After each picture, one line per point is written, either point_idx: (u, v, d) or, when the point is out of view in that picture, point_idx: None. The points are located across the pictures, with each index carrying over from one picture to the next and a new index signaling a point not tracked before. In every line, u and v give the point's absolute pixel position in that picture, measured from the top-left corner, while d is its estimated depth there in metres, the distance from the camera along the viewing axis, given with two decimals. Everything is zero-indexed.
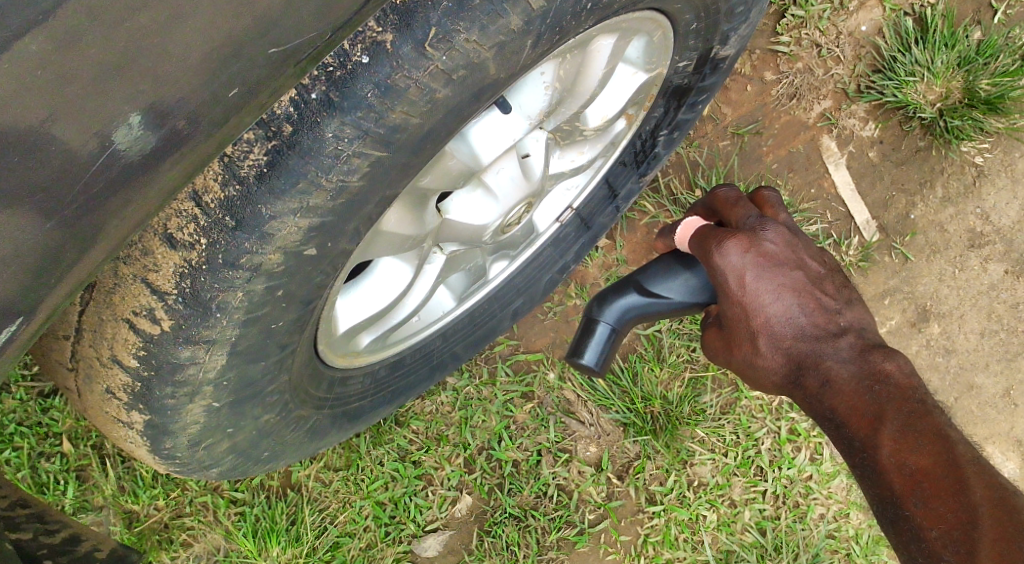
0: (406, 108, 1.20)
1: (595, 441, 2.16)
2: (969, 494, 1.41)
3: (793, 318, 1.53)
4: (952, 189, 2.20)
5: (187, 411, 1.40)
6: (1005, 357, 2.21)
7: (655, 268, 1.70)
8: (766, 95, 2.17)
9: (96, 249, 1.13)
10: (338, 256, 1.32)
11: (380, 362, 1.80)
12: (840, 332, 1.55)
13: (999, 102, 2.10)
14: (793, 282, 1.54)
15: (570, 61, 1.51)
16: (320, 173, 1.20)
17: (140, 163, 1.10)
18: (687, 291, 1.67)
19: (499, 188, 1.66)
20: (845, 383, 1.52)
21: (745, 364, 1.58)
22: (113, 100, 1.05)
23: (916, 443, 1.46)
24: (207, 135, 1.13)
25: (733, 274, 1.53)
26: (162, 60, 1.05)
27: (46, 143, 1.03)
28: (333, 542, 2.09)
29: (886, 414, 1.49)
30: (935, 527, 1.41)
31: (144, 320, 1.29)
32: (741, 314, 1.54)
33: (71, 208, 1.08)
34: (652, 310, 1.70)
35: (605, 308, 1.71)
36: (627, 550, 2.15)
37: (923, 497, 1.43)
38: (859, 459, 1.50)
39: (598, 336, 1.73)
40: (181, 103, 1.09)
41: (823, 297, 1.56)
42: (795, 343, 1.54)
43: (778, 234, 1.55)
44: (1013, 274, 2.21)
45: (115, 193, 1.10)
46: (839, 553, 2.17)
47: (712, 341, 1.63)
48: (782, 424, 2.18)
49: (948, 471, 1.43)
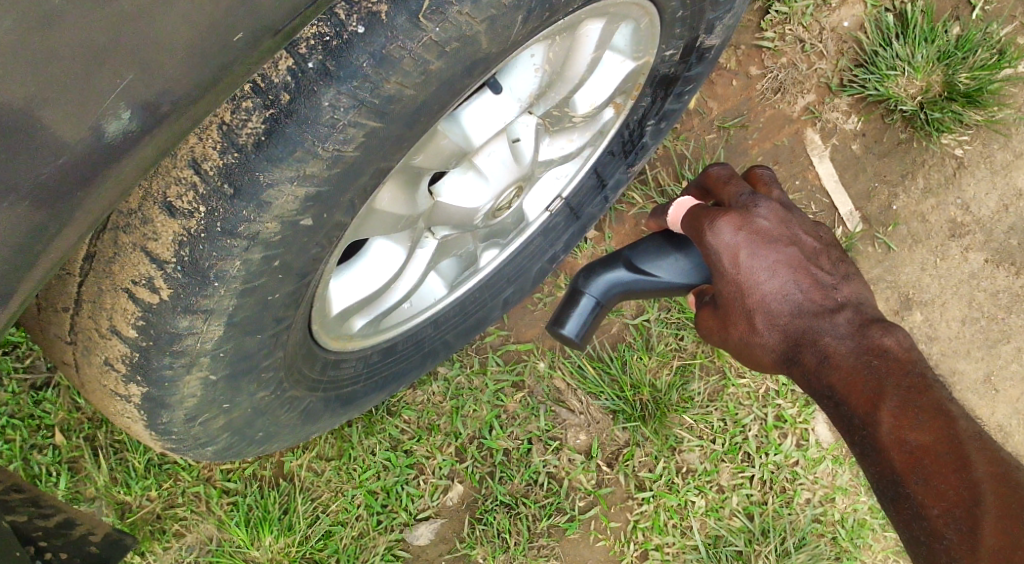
0: (400, 78, 1.24)
1: (585, 429, 2.19)
2: (971, 471, 1.40)
3: (789, 295, 1.55)
4: (933, 180, 2.25)
5: (184, 382, 1.43)
6: (986, 344, 2.25)
7: (647, 245, 1.73)
8: (750, 89, 2.22)
9: (85, 216, 1.16)
10: (333, 228, 1.36)
11: (373, 347, 1.83)
12: (837, 307, 1.55)
13: (977, 95, 2.16)
14: (788, 258, 1.55)
15: (559, 44, 1.55)
16: (317, 141, 1.24)
17: (133, 138, 1.14)
18: (678, 273, 1.70)
19: (490, 171, 1.69)
20: (844, 359, 1.53)
21: (741, 343, 1.59)
22: (103, 79, 1.08)
23: (916, 420, 1.45)
24: (196, 105, 1.16)
25: (727, 253, 1.54)
26: (151, 38, 1.09)
27: (37, 123, 1.06)
28: (326, 531, 2.10)
29: (885, 391, 1.48)
30: (936, 505, 1.40)
31: (143, 289, 1.32)
32: (736, 292, 1.56)
33: (65, 181, 1.11)
34: (639, 286, 1.74)
35: (592, 280, 1.75)
36: (617, 536, 2.17)
37: (924, 475, 1.42)
38: (859, 436, 1.49)
39: (582, 307, 1.77)
40: (168, 90, 1.13)
41: (819, 272, 1.57)
42: (791, 320, 1.55)
43: (770, 210, 1.57)
44: (993, 263, 2.25)
45: (105, 166, 1.13)
46: (826, 537, 2.20)
47: (706, 321, 1.65)
48: (768, 411, 2.22)
49: (949, 448, 1.43)
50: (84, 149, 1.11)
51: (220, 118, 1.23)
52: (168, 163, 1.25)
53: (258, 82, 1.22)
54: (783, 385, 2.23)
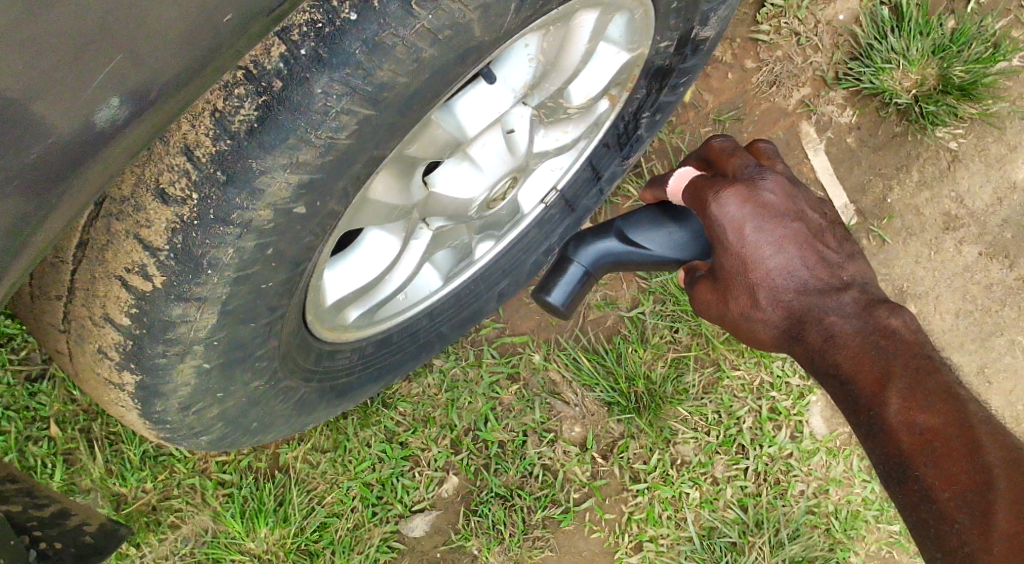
0: (393, 66, 1.24)
1: (579, 422, 2.20)
2: (983, 455, 1.37)
3: (795, 271, 1.49)
4: (928, 173, 2.26)
5: (178, 371, 1.43)
6: (979, 336, 2.26)
7: (640, 216, 1.71)
8: (746, 82, 2.23)
9: (74, 201, 1.16)
10: (326, 217, 1.36)
11: (368, 338, 1.83)
12: (843, 286, 1.50)
13: (971, 88, 2.17)
14: (794, 233, 1.49)
15: (553, 34, 1.55)
16: (310, 129, 1.24)
17: (123, 123, 1.14)
18: (670, 245, 1.68)
19: (485, 162, 1.70)
20: (850, 339, 1.47)
21: (741, 318, 1.53)
22: (92, 66, 1.09)
23: (926, 402, 1.41)
24: (184, 92, 1.17)
25: (732, 225, 1.48)
26: (140, 25, 1.10)
27: (26, 112, 1.07)
28: (321, 522, 2.10)
29: (894, 371, 1.44)
30: (947, 488, 1.36)
31: (136, 277, 1.32)
32: (739, 266, 1.49)
33: (55, 166, 1.12)
34: (628, 258, 1.73)
35: (581, 249, 1.74)
36: (611, 528, 2.18)
37: (934, 457, 1.38)
38: (864, 417, 1.44)
39: (570, 276, 1.75)
40: (157, 77, 1.14)
41: (825, 250, 1.51)
42: (796, 297, 1.49)
43: (777, 184, 1.51)
44: (987, 256, 2.26)
45: (94, 152, 1.14)
46: (819, 529, 2.20)
47: (702, 294, 1.58)
48: (763, 403, 2.23)
49: (960, 431, 1.39)
50: (74, 137, 1.11)
51: (213, 104, 1.23)
52: (161, 150, 1.26)
53: (249, 69, 1.22)
54: (777, 378, 2.24)
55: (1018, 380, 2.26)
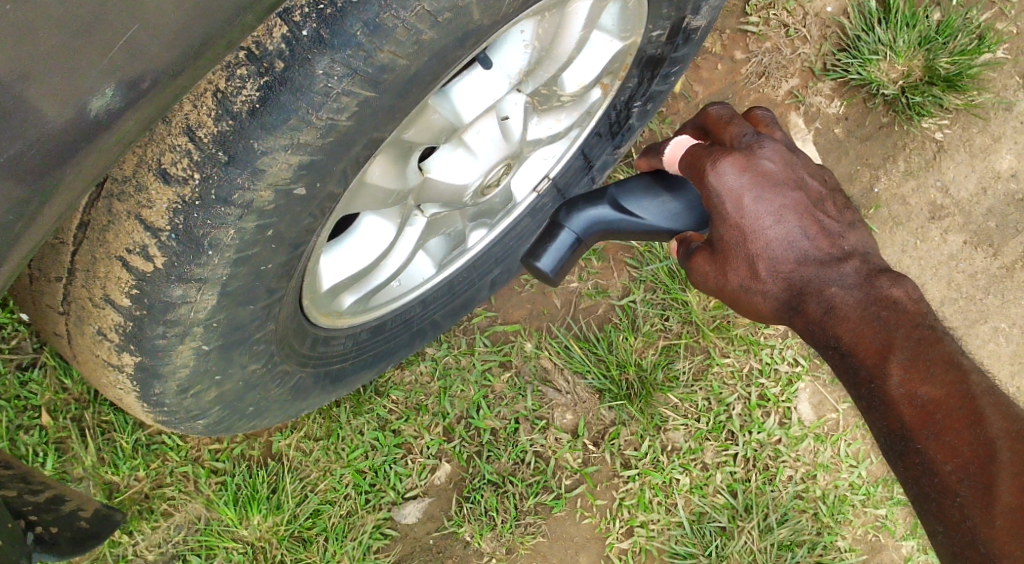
0: (393, 47, 1.26)
1: (571, 409, 2.22)
2: (985, 427, 1.41)
3: (795, 242, 1.47)
4: (914, 163, 2.29)
5: (177, 353, 1.44)
6: (965, 324, 2.29)
7: (633, 184, 1.69)
8: (736, 73, 2.25)
9: (68, 188, 1.18)
10: (325, 200, 1.38)
11: (361, 325, 1.84)
12: (843, 256, 1.48)
13: (957, 80, 2.21)
14: (794, 203, 1.47)
15: (548, 20, 1.58)
16: (311, 110, 1.26)
17: (117, 113, 1.16)
18: (663, 215, 1.66)
19: (479, 148, 1.71)
20: (851, 310, 1.46)
21: (740, 291, 1.50)
22: (86, 57, 1.10)
23: (927, 373, 1.43)
24: (178, 78, 1.18)
25: (730, 195, 1.46)
26: (134, 15, 1.11)
27: (21, 104, 1.08)
28: (314, 509, 2.11)
29: (895, 343, 1.45)
30: (949, 461, 1.41)
31: (137, 258, 1.34)
32: (738, 237, 1.47)
33: (48, 156, 1.13)
34: (620, 227, 1.69)
35: (574, 216, 1.69)
36: (603, 513, 2.20)
37: (936, 430, 1.42)
38: (865, 390, 1.46)
39: (560, 242, 1.69)
40: (151, 67, 1.15)
41: (825, 220, 1.49)
42: (796, 268, 1.47)
43: (776, 152, 1.49)
44: (971, 245, 2.30)
45: (88, 142, 1.15)
46: (807, 514, 2.23)
47: (697, 266, 1.54)
48: (752, 390, 2.27)
49: (962, 403, 1.42)
50: (67, 127, 1.12)
51: (215, 85, 1.25)
52: (163, 131, 1.27)
53: (252, 50, 1.24)
54: (766, 364, 2.28)
55: (1001, 366, 2.30)
